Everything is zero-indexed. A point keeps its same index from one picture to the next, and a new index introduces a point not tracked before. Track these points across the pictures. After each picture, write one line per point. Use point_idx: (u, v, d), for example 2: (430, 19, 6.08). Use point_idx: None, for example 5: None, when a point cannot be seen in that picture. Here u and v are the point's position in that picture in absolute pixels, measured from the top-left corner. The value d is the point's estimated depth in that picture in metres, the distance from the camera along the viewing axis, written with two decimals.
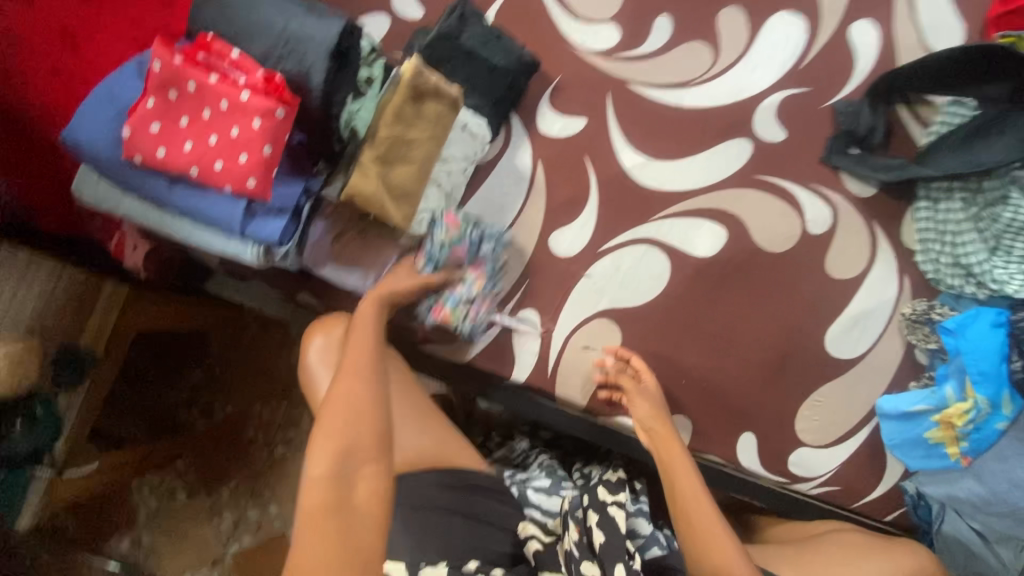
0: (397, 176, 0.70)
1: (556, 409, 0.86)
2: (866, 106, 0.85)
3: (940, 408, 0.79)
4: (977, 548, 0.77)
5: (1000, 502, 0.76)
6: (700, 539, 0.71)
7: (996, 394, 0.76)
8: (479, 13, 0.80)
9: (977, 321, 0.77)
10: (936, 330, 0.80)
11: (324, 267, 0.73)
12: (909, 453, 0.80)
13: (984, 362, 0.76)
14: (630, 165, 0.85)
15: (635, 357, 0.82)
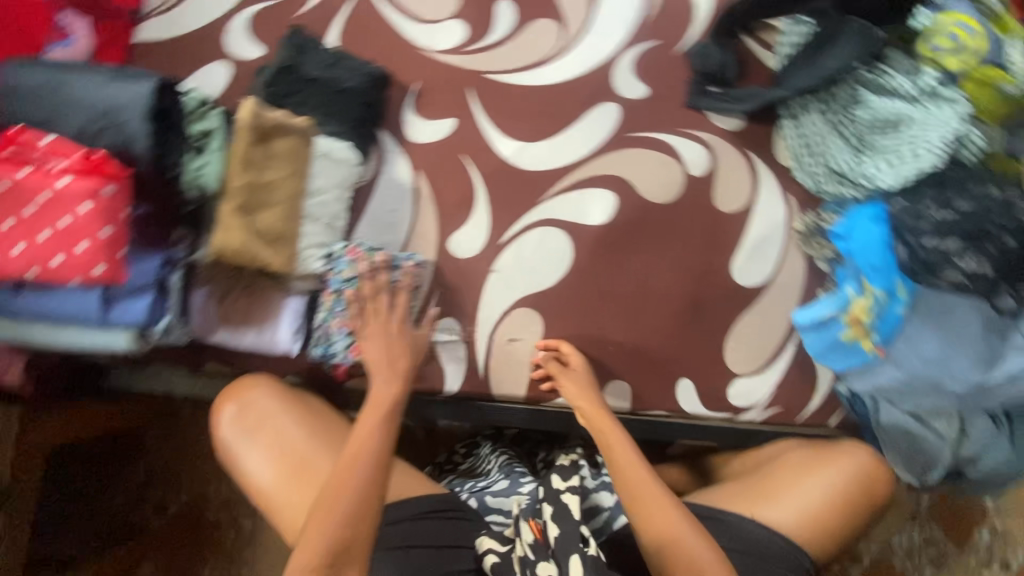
0: (264, 222, 0.67)
1: (499, 408, 0.86)
2: (713, 45, 0.88)
3: (845, 309, 0.82)
4: (915, 429, 0.82)
5: (920, 381, 0.79)
6: (646, 513, 0.72)
7: (891, 281, 0.80)
8: (316, 38, 0.78)
9: (858, 220, 0.83)
10: (828, 238, 0.85)
11: (215, 332, 0.72)
12: (833, 358, 0.83)
13: (872, 255, 0.80)
14: (508, 152, 0.85)
15: (564, 343, 0.84)
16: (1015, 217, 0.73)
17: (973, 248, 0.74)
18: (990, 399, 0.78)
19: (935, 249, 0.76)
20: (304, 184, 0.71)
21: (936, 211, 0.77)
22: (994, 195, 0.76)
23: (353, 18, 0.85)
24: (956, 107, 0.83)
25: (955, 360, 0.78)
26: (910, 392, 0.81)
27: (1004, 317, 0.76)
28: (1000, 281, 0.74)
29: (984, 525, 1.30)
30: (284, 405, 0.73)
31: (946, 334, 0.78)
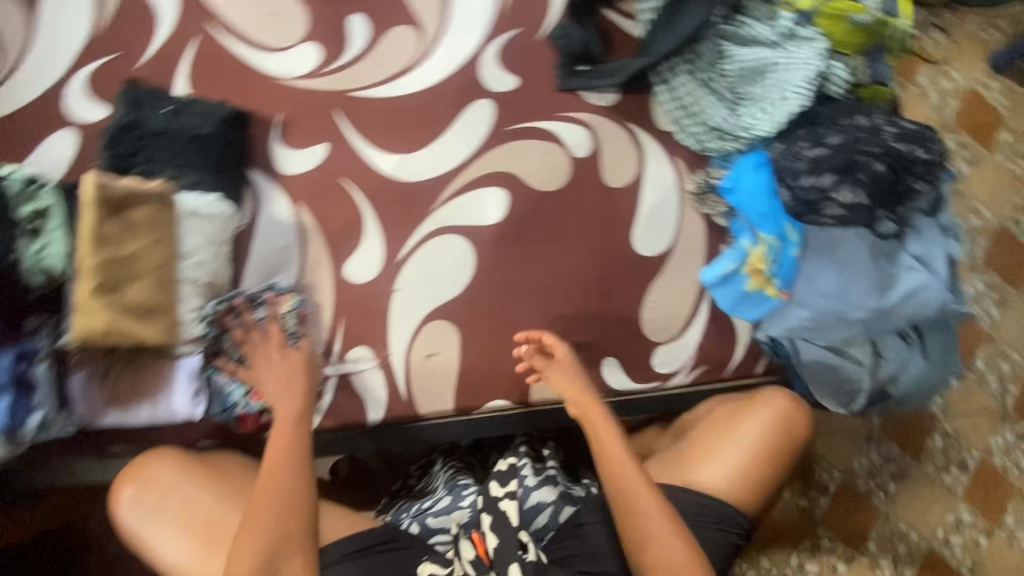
0: (133, 296, 0.64)
1: (431, 426, 0.84)
2: (573, 24, 0.87)
3: (745, 260, 0.84)
4: (834, 360, 0.83)
5: (827, 316, 0.81)
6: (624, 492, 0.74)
7: (779, 225, 0.82)
8: (155, 90, 0.75)
9: (744, 171, 0.84)
10: (719, 194, 0.87)
11: (104, 416, 0.68)
12: (744, 309, 0.85)
13: (759, 204, 0.83)
14: (388, 168, 0.83)
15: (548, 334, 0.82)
16: (880, 143, 0.77)
17: (847, 179, 0.77)
18: (892, 322, 0.80)
19: (813, 188, 0.79)
20: (173, 248, 0.67)
21: (810, 150, 0.80)
22: (863, 125, 0.80)
23: (198, 59, 0.81)
24: (815, 44, 0.85)
25: (852, 289, 0.79)
26: (818, 328, 0.82)
27: (888, 239, 0.80)
28: (880, 204, 0.78)
29: (933, 431, 1.38)
30: (185, 473, 0.70)
31: (839, 267, 0.80)
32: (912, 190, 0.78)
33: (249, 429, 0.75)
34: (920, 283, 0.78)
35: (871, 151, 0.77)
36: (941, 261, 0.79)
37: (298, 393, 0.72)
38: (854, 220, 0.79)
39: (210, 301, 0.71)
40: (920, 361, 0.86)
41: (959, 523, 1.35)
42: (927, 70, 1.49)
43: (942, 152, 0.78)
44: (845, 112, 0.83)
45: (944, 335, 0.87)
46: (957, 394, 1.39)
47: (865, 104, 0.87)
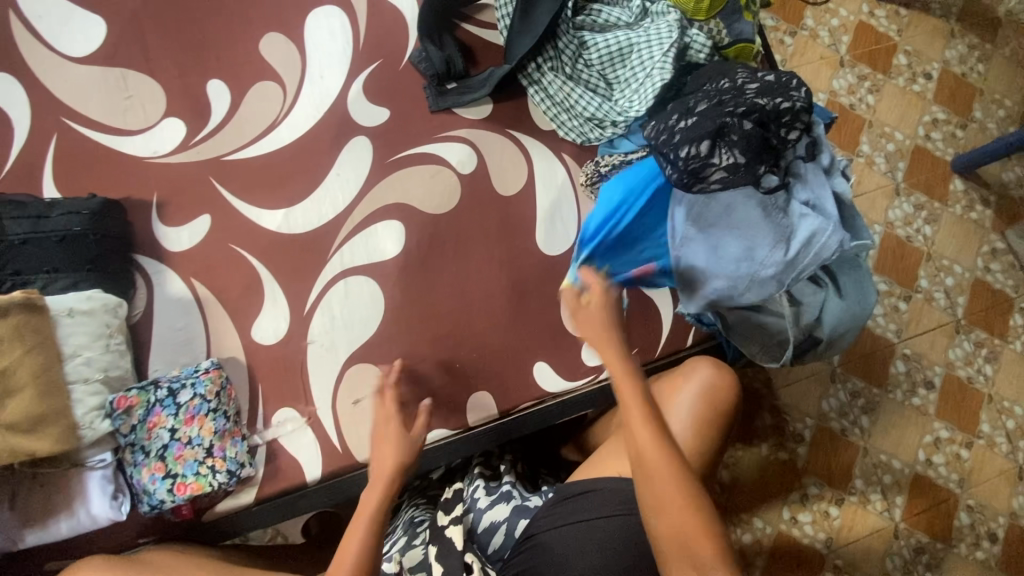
0: (11, 412, 0.62)
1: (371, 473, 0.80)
2: (430, 45, 0.88)
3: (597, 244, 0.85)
4: (759, 318, 0.85)
5: (740, 281, 0.79)
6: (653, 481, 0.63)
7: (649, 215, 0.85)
8: (11, 201, 0.73)
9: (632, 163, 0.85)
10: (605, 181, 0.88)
11: (24, 538, 0.66)
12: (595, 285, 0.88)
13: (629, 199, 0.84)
14: (277, 225, 0.83)
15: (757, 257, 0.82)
16: (743, 101, 0.78)
17: (721, 141, 0.77)
18: (803, 272, 0.78)
19: (695, 156, 0.77)
20: (54, 351, 0.66)
21: (680, 122, 0.79)
22: (726, 87, 0.81)
23: (61, 158, 0.80)
24: (669, 17, 0.86)
25: (755, 249, 0.78)
26: (737, 295, 0.79)
27: (776, 191, 0.79)
28: (757, 160, 0.78)
29: (894, 357, 1.38)
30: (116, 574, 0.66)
31: (737, 230, 0.80)
32: (786, 139, 0.79)
33: (185, 518, 0.73)
34: (816, 228, 0.76)
35: (736, 111, 0.77)
36: (831, 202, 0.79)
37: (385, 479, 0.72)
38: (738, 180, 0.78)
39: (113, 394, 0.70)
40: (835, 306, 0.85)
41: (938, 442, 1.36)
42: (811, 11, 1.49)
43: (806, 96, 0.78)
44: (708, 78, 0.84)
45: (855, 273, 0.87)
46: (910, 316, 1.40)
47: (732, 63, 0.86)
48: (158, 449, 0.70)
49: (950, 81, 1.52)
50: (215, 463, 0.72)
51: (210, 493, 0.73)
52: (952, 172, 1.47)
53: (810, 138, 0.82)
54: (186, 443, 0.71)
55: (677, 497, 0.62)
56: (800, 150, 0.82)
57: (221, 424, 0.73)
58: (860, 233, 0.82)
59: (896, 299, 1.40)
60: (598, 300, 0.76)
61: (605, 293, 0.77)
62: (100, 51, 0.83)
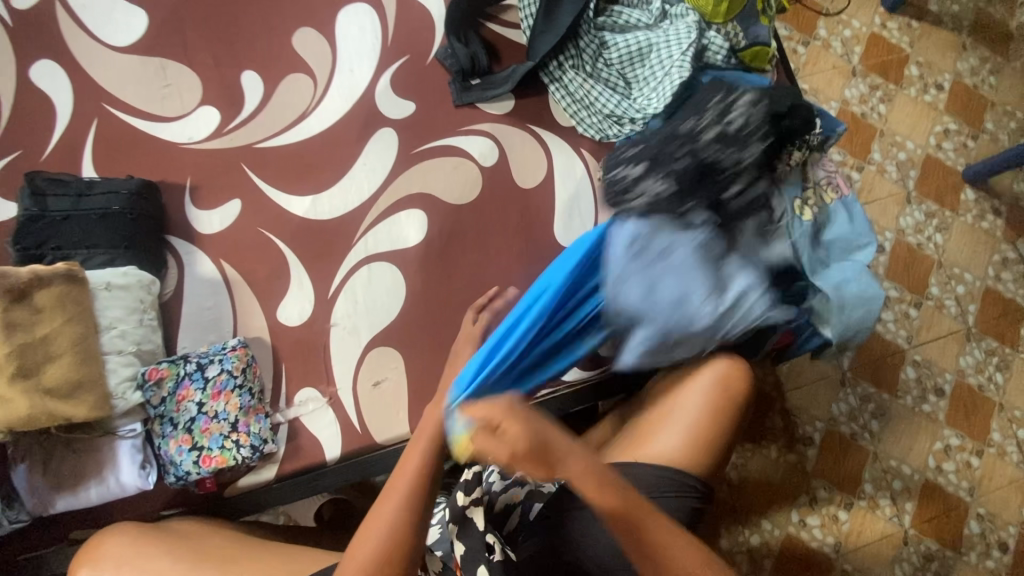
0: (50, 378, 0.64)
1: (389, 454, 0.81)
2: (456, 42, 0.91)
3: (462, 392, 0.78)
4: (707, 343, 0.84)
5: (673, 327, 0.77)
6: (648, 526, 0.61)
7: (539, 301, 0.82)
8: (54, 178, 0.76)
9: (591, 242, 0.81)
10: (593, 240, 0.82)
11: (54, 502, 0.68)
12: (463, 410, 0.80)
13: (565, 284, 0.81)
14: (304, 210, 0.85)
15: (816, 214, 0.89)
16: (688, 147, 0.76)
17: (657, 171, 0.77)
18: (742, 322, 0.77)
19: (625, 177, 0.80)
20: (91, 322, 0.69)
21: (627, 162, 0.80)
22: (685, 129, 0.78)
23: (101, 142, 0.83)
24: (687, 19, 0.89)
25: (687, 302, 0.76)
26: (670, 347, 0.78)
27: (715, 237, 0.77)
28: (692, 208, 0.77)
29: (904, 363, 1.38)
30: (143, 544, 0.68)
31: (675, 272, 0.76)
32: (723, 194, 0.77)
33: (208, 491, 0.75)
34: (746, 289, 0.77)
35: (674, 159, 0.76)
36: (758, 266, 0.79)
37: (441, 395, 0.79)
38: (660, 209, 0.77)
39: (145, 366, 0.73)
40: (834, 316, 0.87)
41: (948, 449, 1.36)
42: (824, 22, 1.52)
43: (756, 156, 0.77)
44: (697, 100, 0.81)
45: (858, 305, 0.87)
46: (920, 323, 1.40)
47: (737, 72, 0.89)
48: (184, 422, 0.73)
49: (961, 92, 1.54)
50: (239, 438, 0.74)
51: (234, 467, 0.74)
52: (963, 182, 1.48)
53: (752, 198, 0.79)
54: (213, 417, 0.74)
55: (672, 531, 0.62)
56: (742, 205, 0.79)
57: (247, 399, 0.75)
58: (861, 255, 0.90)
59: (907, 306, 1.41)
60: (520, 431, 0.54)
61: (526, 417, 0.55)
62: (140, 41, 0.87)
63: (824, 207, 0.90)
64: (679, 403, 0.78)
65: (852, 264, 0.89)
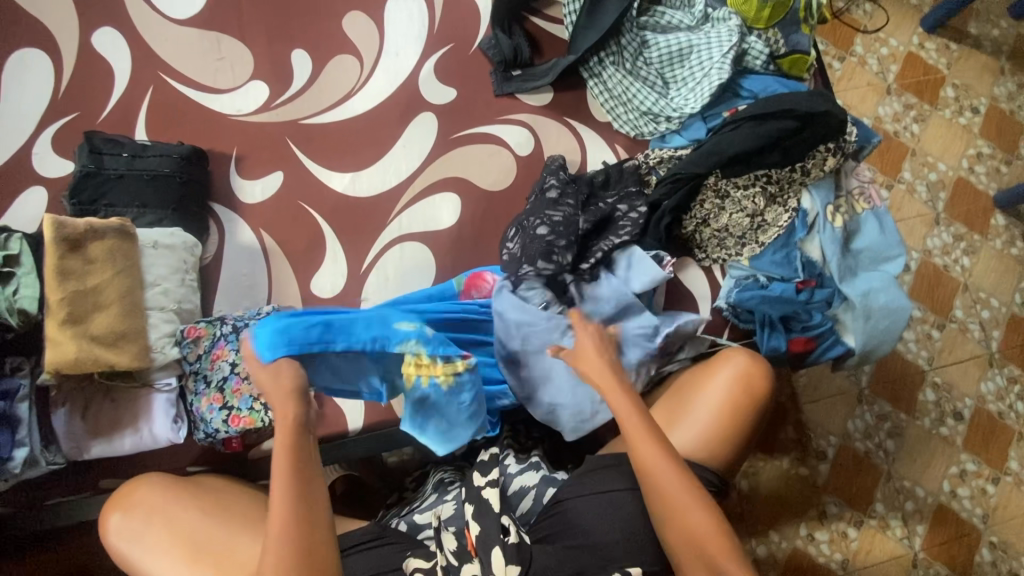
0: (98, 326, 0.67)
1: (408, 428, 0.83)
2: (500, 33, 0.93)
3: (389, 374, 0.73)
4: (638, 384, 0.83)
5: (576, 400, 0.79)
6: (662, 486, 0.65)
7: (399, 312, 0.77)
8: (110, 139, 0.80)
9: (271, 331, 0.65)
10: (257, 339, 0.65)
11: (89, 448, 0.71)
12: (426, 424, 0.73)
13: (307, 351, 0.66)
14: (343, 186, 0.88)
15: (850, 222, 0.91)
16: (573, 233, 0.81)
17: (524, 233, 0.82)
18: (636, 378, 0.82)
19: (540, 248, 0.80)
20: (138, 277, 0.72)
21: (535, 226, 0.81)
22: (554, 222, 0.81)
23: (155, 109, 0.87)
24: (729, 22, 0.90)
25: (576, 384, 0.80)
26: (585, 419, 0.80)
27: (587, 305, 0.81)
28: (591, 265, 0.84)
29: (924, 384, 1.37)
30: (173, 495, 0.71)
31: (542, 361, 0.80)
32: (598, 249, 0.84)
33: (234, 451, 0.77)
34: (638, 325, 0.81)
35: (580, 228, 0.83)
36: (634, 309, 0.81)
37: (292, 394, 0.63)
38: (512, 267, 0.81)
39: (182, 325, 0.75)
40: (859, 323, 0.87)
41: (963, 474, 1.34)
42: (861, 39, 1.52)
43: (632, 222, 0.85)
44: (605, 188, 0.88)
45: (885, 313, 0.87)
46: (942, 345, 1.39)
47: (704, 119, 0.90)
48: (215, 381, 0.75)
49: (996, 117, 1.52)
50: (267, 401, 0.74)
51: (261, 429, 0.76)
52: (994, 206, 1.47)
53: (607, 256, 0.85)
54: (244, 378, 0.75)
55: (693, 502, 0.64)
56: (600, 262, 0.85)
57: None
58: (893, 261, 0.90)
59: (929, 327, 1.40)
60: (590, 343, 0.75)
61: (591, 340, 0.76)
62: (198, 15, 0.90)
63: (854, 217, 0.91)
64: (700, 397, 0.79)
65: (879, 274, 0.89)
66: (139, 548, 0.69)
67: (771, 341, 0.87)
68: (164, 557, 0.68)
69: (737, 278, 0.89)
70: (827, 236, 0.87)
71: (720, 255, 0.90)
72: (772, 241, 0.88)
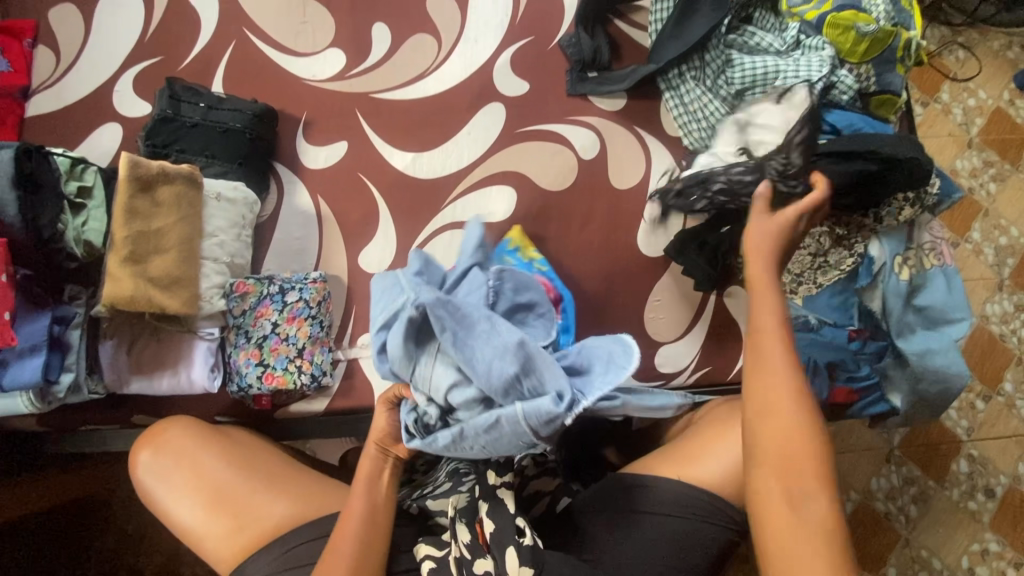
0: (156, 268, 0.68)
1: None
2: (582, 33, 0.91)
3: None
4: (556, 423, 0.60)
5: (513, 439, 0.61)
6: (763, 380, 0.57)
7: None
8: (190, 87, 0.81)
9: None
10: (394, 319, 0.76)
11: (129, 383, 0.73)
12: None
13: None
14: (404, 165, 0.88)
15: (919, 275, 0.86)
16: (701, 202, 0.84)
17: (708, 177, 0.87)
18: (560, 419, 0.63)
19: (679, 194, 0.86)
20: (199, 226, 0.73)
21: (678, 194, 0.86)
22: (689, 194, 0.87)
23: (234, 64, 0.88)
24: (821, 53, 0.85)
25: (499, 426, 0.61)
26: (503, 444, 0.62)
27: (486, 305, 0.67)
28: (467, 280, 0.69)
29: (958, 455, 1.31)
30: (202, 442, 0.72)
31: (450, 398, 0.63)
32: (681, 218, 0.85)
33: (262, 408, 0.78)
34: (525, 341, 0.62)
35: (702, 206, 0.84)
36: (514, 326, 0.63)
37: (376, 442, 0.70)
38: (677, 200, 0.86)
39: (232, 278, 0.77)
40: (909, 384, 0.83)
41: (985, 553, 1.27)
42: (948, 86, 1.44)
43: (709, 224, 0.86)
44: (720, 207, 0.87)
45: (942, 377, 0.84)
46: (985, 417, 1.32)
47: None
48: (252, 340, 0.76)
49: None
50: (302, 364, 0.76)
51: (291, 391, 0.77)
52: None
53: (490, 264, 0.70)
54: (283, 339, 0.77)
55: (795, 413, 0.55)
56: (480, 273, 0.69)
57: (317, 330, 0.78)
58: (958, 321, 0.86)
59: (973, 397, 1.34)
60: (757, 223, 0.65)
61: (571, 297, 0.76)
62: None
63: (922, 273, 0.86)
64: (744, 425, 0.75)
65: (939, 335, 0.85)
66: (163, 490, 0.72)
67: (813, 386, 0.86)
68: (186, 501, 0.71)
69: (787, 315, 0.88)
70: (891, 288, 0.83)
71: None
72: (831, 283, 0.85)
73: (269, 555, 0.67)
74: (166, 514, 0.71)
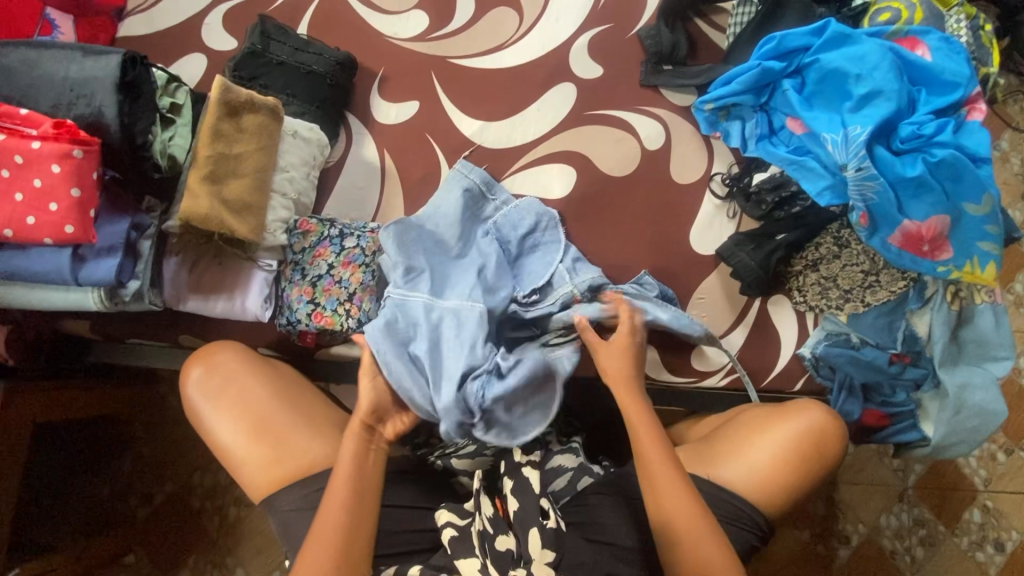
0: (231, 191, 0.71)
1: None
2: (663, 26, 0.92)
3: (823, 153, 0.78)
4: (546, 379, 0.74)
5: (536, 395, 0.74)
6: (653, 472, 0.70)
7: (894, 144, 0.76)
8: (280, 27, 0.85)
9: (863, 46, 0.76)
10: (786, 42, 0.80)
11: (187, 300, 0.76)
12: (800, 163, 0.79)
13: (892, 87, 0.75)
14: (470, 132, 0.89)
15: (969, 308, 0.84)
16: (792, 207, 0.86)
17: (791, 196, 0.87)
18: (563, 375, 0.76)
19: (766, 198, 0.86)
20: (273, 159, 0.76)
21: (752, 180, 0.87)
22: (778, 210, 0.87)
23: (321, 13, 0.91)
24: None
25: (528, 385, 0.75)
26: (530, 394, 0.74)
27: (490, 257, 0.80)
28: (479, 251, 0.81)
29: (973, 504, 1.26)
30: (247, 365, 0.74)
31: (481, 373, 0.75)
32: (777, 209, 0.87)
33: (306, 346, 0.80)
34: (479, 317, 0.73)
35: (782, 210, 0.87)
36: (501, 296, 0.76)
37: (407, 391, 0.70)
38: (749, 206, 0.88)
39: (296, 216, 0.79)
40: (945, 415, 0.83)
41: None
42: (1009, 135, 1.32)
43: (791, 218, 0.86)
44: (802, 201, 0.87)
45: (976, 416, 0.83)
46: (1005, 469, 1.27)
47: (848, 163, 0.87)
48: (303, 278, 0.78)
49: None
50: (351, 308, 0.77)
51: (337, 334, 0.78)
52: None
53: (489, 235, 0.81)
54: (336, 281, 0.78)
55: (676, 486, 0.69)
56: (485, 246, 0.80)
57: (368, 279, 0.78)
58: (998, 359, 0.84)
59: (996, 448, 1.28)
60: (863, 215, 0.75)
61: (817, 141, 0.79)
62: None
63: (970, 306, 0.84)
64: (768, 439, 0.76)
65: (981, 371, 0.84)
66: (206, 408, 0.74)
67: (845, 405, 0.86)
68: (229, 421, 0.73)
69: (828, 331, 0.87)
70: (941, 316, 0.82)
71: (819, 303, 0.86)
72: (879, 304, 0.84)
73: (301, 490, 0.70)
74: (207, 430, 0.74)
